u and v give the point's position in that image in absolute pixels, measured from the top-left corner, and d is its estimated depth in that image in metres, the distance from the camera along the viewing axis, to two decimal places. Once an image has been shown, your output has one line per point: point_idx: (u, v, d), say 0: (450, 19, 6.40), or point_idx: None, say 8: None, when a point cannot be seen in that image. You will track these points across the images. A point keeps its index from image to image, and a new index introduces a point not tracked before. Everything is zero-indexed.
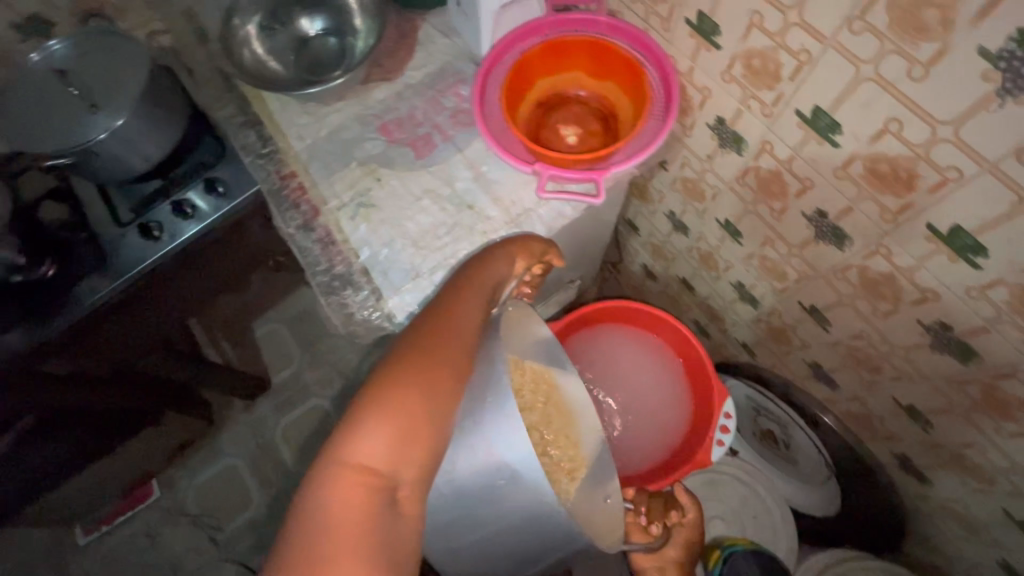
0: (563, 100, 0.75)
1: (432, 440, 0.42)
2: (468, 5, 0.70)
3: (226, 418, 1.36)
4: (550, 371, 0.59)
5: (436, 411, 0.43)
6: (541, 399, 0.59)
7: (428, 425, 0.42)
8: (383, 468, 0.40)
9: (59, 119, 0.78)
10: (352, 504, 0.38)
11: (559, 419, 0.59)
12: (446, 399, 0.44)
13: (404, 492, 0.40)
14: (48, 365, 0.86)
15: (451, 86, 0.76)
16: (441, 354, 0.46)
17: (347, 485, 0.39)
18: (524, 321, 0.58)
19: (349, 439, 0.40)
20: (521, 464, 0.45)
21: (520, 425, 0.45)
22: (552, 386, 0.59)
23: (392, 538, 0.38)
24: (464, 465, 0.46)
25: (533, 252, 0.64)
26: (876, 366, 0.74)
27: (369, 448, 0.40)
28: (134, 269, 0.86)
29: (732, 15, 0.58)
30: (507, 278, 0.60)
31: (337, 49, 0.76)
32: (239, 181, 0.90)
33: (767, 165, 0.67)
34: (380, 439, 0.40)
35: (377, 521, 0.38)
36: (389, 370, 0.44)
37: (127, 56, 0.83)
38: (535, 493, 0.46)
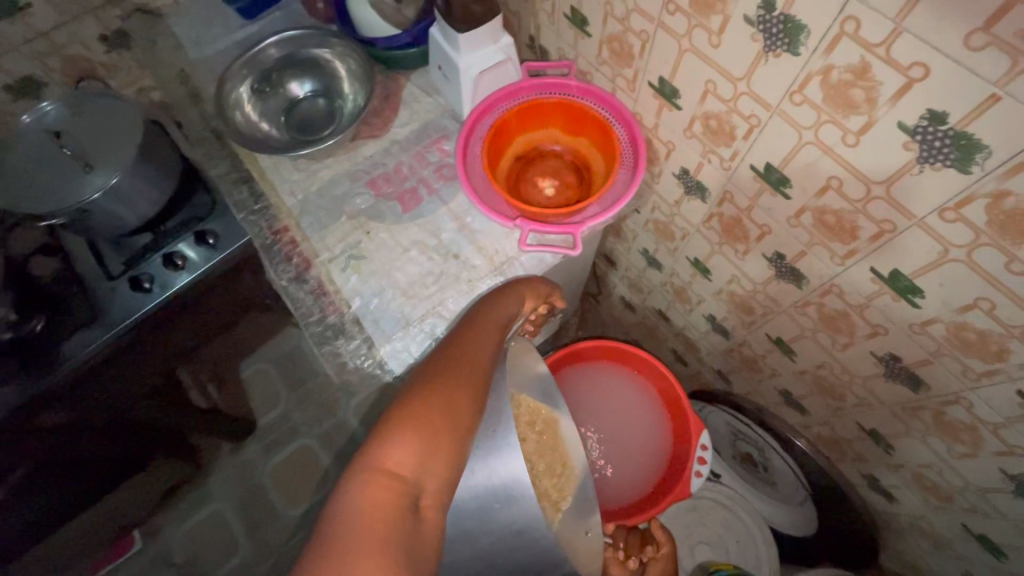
0: (540, 154, 0.81)
1: (452, 455, 0.46)
2: (449, 70, 0.76)
3: (213, 462, 1.35)
4: (549, 410, 0.63)
5: (457, 427, 0.47)
6: (535, 430, 0.61)
7: (450, 440, 0.46)
8: (408, 476, 0.43)
9: (56, 181, 0.81)
10: (380, 504, 0.40)
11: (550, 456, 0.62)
12: (466, 419, 0.48)
13: (426, 501, 0.43)
14: (37, 420, 0.87)
15: (435, 141, 0.81)
16: (460, 380, 0.50)
17: (376, 487, 0.41)
18: (527, 360, 0.63)
19: (381, 447, 0.44)
20: (518, 483, 0.52)
21: (518, 448, 0.53)
22: (553, 421, 0.62)
23: (413, 542, 0.40)
24: (465, 488, 0.52)
25: (541, 293, 0.70)
26: (839, 393, 0.79)
27: (397, 453, 0.43)
28: (125, 321, 0.88)
29: (689, 82, 0.64)
30: (518, 314, 0.65)
31: (327, 110, 0.82)
32: (231, 232, 0.93)
33: (729, 212, 0.73)
34: (408, 447, 0.44)
35: (402, 524, 0.40)
36: (417, 390, 0.48)
37: (121, 118, 0.86)
38: (528, 508, 0.53)
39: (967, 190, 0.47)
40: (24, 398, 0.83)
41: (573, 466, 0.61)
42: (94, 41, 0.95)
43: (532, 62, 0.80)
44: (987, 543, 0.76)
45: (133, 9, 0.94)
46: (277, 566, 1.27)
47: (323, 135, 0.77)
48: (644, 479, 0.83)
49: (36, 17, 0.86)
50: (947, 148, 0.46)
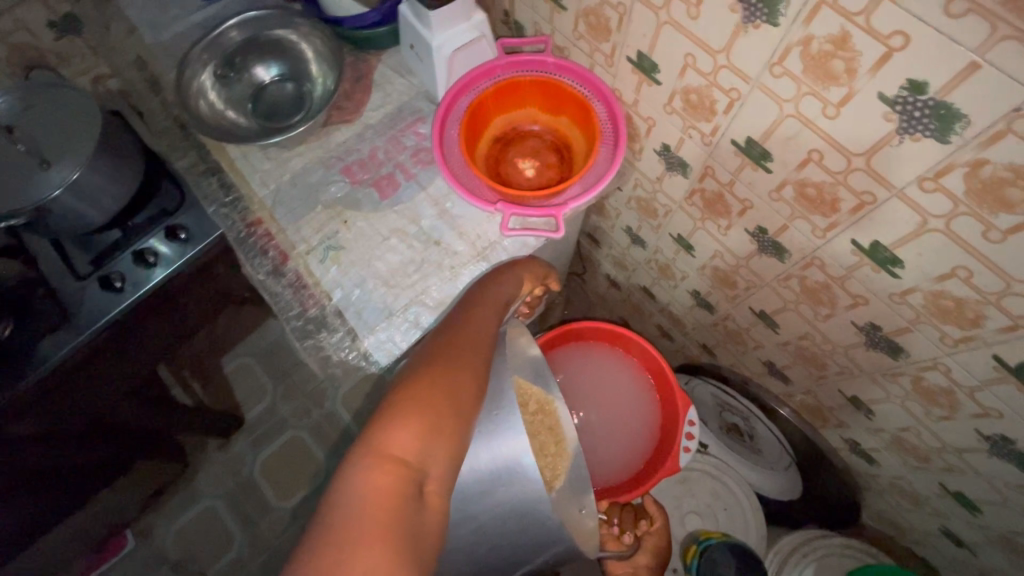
0: (519, 135, 0.79)
1: (456, 438, 0.45)
2: (422, 49, 0.73)
3: (201, 459, 1.35)
4: (541, 391, 0.62)
5: (459, 411, 0.47)
6: (529, 412, 0.61)
7: (454, 424, 0.46)
8: (413, 460, 0.43)
9: (9, 178, 0.77)
10: (384, 488, 0.40)
11: (542, 435, 0.63)
12: (469, 401, 0.48)
13: (431, 486, 0.42)
14: (15, 428, 0.85)
15: (411, 125, 0.79)
16: (459, 364, 0.50)
17: (381, 473, 0.41)
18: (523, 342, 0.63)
19: (384, 431, 0.43)
20: (523, 465, 0.53)
21: (522, 430, 0.53)
22: (547, 401, 0.62)
23: (418, 527, 0.40)
24: (468, 470, 0.52)
25: (537, 276, 0.70)
26: (821, 363, 0.81)
27: (400, 438, 0.43)
28: (98, 322, 0.85)
29: (668, 55, 0.63)
30: (515, 297, 0.65)
31: (295, 94, 0.79)
32: (204, 226, 0.90)
33: (711, 187, 0.73)
34: (412, 430, 0.44)
35: (407, 508, 0.40)
36: (416, 375, 0.48)
37: (75, 108, 0.82)
38: (532, 488, 0.53)
39: (946, 160, 0.47)
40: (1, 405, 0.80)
41: (566, 444, 0.61)
42: (41, 27, 0.89)
43: (507, 39, 0.77)
44: (962, 499, 0.79)
45: None
46: (273, 557, 1.28)
47: (293, 122, 0.74)
48: (639, 451, 0.84)
49: None
50: (927, 118, 0.46)
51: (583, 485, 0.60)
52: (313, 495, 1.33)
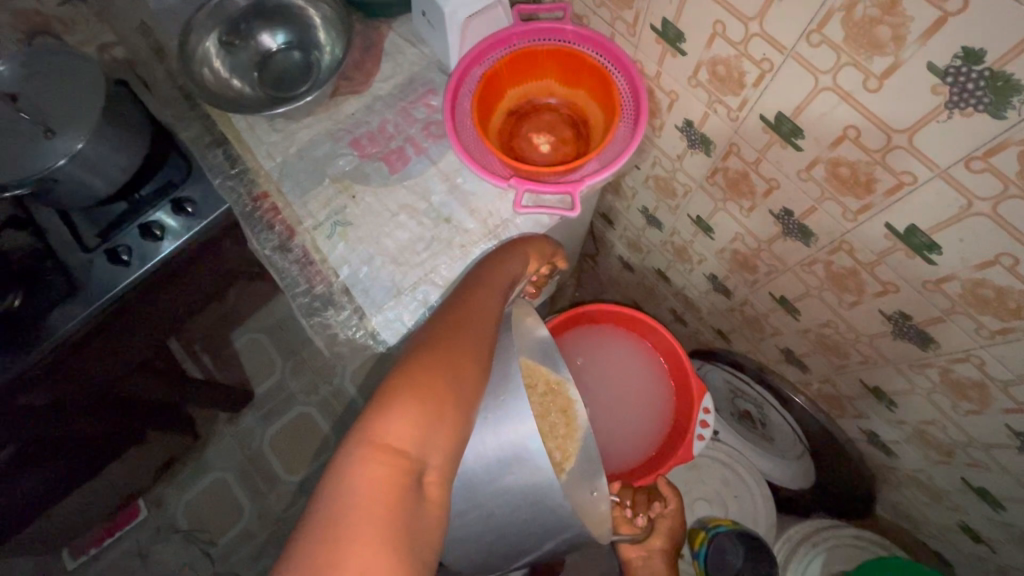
0: (534, 108, 0.74)
1: (457, 426, 0.44)
2: (434, 16, 0.70)
3: (211, 432, 1.36)
4: (549, 371, 0.62)
5: (460, 397, 0.45)
6: (539, 391, 0.62)
7: (455, 411, 0.44)
8: (411, 450, 0.41)
9: (14, 146, 0.75)
10: (380, 481, 0.38)
11: (555, 414, 0.62)
12: (471, 387, 0.46)
13: (431, 476, 0.41)
14: (24, 399, 0.85)
15: (422, 96, 0.76)
16: (462, 347, 0.48)
17: (376, 464, 0.39)
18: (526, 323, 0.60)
19: (380, 419, 0.41)
20: (532, 451, 0.51)
21: (530, 415, 0.51)
22: (556, 382, 0.62)
23: (415, 521, 0.39)
24: (474, 456, 0.51)
25: (543, 254, 0.68)
26: (842, 351, 0.78)
27: (398, 426, 0.41)
28: (106, 295, 0.84)
29: (695, 23, 0.59)
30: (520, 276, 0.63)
31: (303, 63, 0.75)
32: (210, 199, 0.88)
33: (735, 166, 0.69)
34: (409, 418, 0.42)
35: (405, 502, 0.39)
36: (416, 357, 0.46)
37: (79, 76, 0.79)
38: (541, 475, 0.51)
39: (999, 137, 0.43)
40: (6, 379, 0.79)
41: (576, 425, 0.61)
42: None
43: (524, 6, 0.73)
44: (985, 495, 0.77)
45: None
46: (282, 530, 1.30)
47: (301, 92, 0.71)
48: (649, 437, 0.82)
49: None
50: (981, 91, 0.42)
51: (595, 469, 0.58)
52: (321, 471, 1.34)
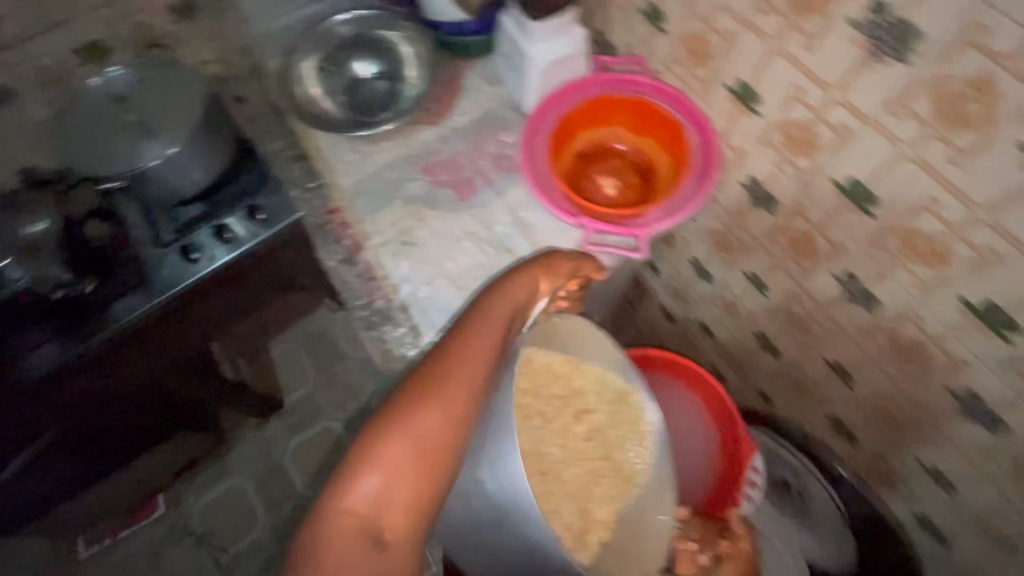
0: (602, 152, 0.77)
1: (421, 487, 0.47)
2: (516, 59, 0.74)
3: (236, 436, 1.37)
4: (617, 382, 0.71)
5: (425, 459, 0.47)
6: (607, 399, 0.71)
7: (419, 471, 0.47)
8: (373, 512, 0.45)
9: (115, 141, 0.83)
10: (344, 541, 0.44)
11: (627, 419, 0.72)
12: (439, 447, 0.48)
13: (392, 536, 0.45)
14: (75, 382, 0.89)
15: (494, 132, 0.79)
16: (434, 405, 0.49)
17: (341, 526, 0.45)
18: (585, 334, 0.68)
19: (346, 483, 0.46)
20: (523, 497, 0.51)
21: (519, 460, 0.51)
22: (625, 392, 0.71)
23: (378, 574, 0.44)
24: (473, 491, 0.54)
25: (562, 272, 0.63)
26: (899, 425, 0.75)
27: (361, 492, 0.45)
28: (170, 291, 0.88)
29: (773, 87, 0.61)
30: (529, 303, 0.61)
31: (386, 92, 0.80)
32: (281, 209, 0.91)
33: (799, 226, 0.70)
34: (372, 483, 0.46)
35: (366, 559, 0.44)
36: (387, 415, 0.49)
37: (184, 86, 0.87)
38: (534, 521, 0.52)
39: None
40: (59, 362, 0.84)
41: (644, 433, 0.72)
42: (161, 10, 0.95)
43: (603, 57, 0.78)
44: None
45: None
46: None
47: (379, 117, 0.79)
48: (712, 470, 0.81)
49: None
50: None
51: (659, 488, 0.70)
52: None
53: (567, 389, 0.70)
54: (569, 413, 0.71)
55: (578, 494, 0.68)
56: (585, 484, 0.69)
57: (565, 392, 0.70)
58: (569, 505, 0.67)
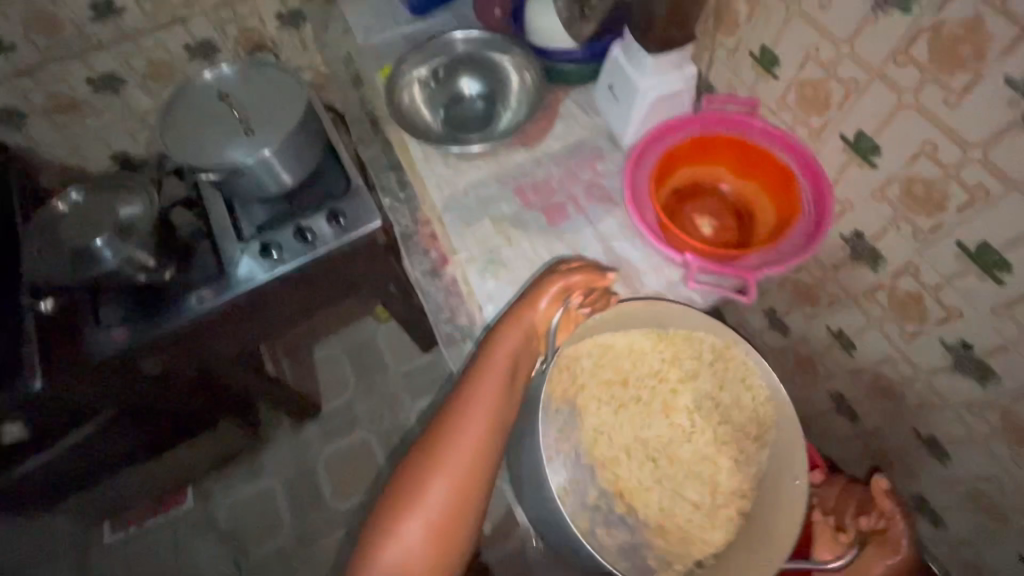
0: (702, 190, 0.75)
1: (438, 537, 0.55)
2: (623, 91, 0.74)
3: (271, 437, 1.36)
4: (715, 339, 0.67)
5: (434, 514, 0.55)
6: (708, 361, 0.68)
7: (433, 521, 0.55)
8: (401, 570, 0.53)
9: (216, 135, 0.84)
10: None
11: (734, 372, 0.67)
12: (442, 499, 0.56)
13: None
14: (140, 366, 0.90)
15: (589, 161, 0.79)
16: (437, 466, 0.57)
17: None
18: (669, 308, 0.66)
19: (372, 547, 0.55)
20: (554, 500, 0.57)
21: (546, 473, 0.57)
22: (721, 347, 0.67)
23: None
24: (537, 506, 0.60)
25: (573, 288, 0.65)
26: (1001, 512, 0.70)
27: (386, 555, 0.54)
28: (244, 286, 0.88)
29: (900, 140, 0.60)
30: (529, 338, 0.64)
31: (484, 113, 0.81)
32: (363, 216, 0.92)
33: (907, 287, 0.67)
34: (397, 542, 0.54)
35: None
36: (399, 483, 0.58)
37: (285, 89, 0.89)
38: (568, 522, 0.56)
39: None
40: (129, 346, 0.84)
41: (753, 384, 0.65)
42: (271, 17, 0.99)
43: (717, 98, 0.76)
44: None
45: None
46: (317, 558, 1.25)
47: (471, 138, 0.78)
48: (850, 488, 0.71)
49: None
50: None
51: (788, 453, 0.63)
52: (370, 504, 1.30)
53: (665, 359, 0.70)
54: (664, 388, 0.71)
55: (695, 465, 0.69)
56: (704, 453, 0.69)
57: (665, 365, 0.70)
58: (690, 482, 0.69)
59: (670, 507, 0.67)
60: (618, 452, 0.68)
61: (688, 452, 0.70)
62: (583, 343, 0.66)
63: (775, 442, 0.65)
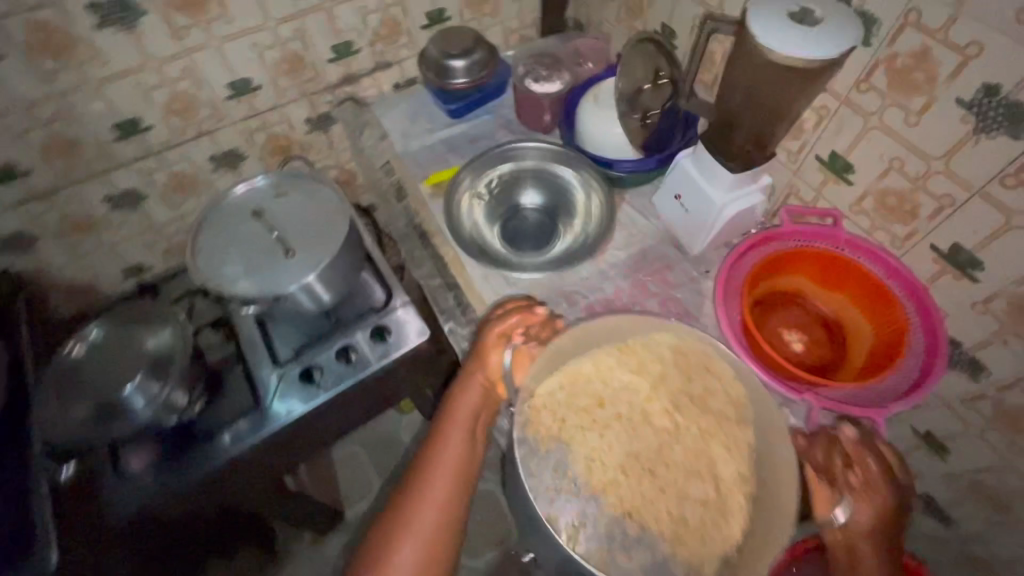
0: (789, 305, 0.71)
1: None
2: (693, 205, 0.71)
3: (291, 553, 1.23)
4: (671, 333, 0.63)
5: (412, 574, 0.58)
6: (678, 359, 0.62)
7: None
8: None
9: (252, 261, 0.78)
10: None
11: (696, 357, 0.62)
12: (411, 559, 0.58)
13: None
14: (167, 514, 0.82)
15: (658, 272, 0.75)
16: (405, 525, 0.60)
17: None
18: (607, 318, 0.63)
19: None
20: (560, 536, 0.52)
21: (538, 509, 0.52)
22: (680, 341, 0.63)
23: None
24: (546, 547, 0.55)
25: (508, 332, 0.65)
26: None
27: None
28: (285, 419, 0.80)
29: (1007, 260, 0.57)
30: (486, 386, 0.65)
31: (540, 229, 0.77)
32: (409, 330, 0.86)
33: (1016, 399, 0.64)
34: None
35: None
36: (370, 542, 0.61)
37: (323, 204, 0.84)
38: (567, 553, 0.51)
39: None
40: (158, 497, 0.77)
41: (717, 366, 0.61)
42: (300, 122, 0.96)
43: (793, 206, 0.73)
44: None
45: (344, 97, 0.96)
46: None
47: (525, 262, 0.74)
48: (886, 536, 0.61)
49: (260, 96, 0.88)
50: None
51: (771, 423, 0.56)
52: None
53: (632, 368, 0.63)
54: (644, 394, 0.62)
55: (694, 463, 0.59)
56: (695, 450, 0.60)
57: (634, 375, 0.62)
58: (691, 480, 0.58)
59: (680, 513, 0.57)
60: (614, 472, 0.58)
61: (680, 454, 0.60)
62: (552, 377, 0.61)
63: (758, 416, 0.58)
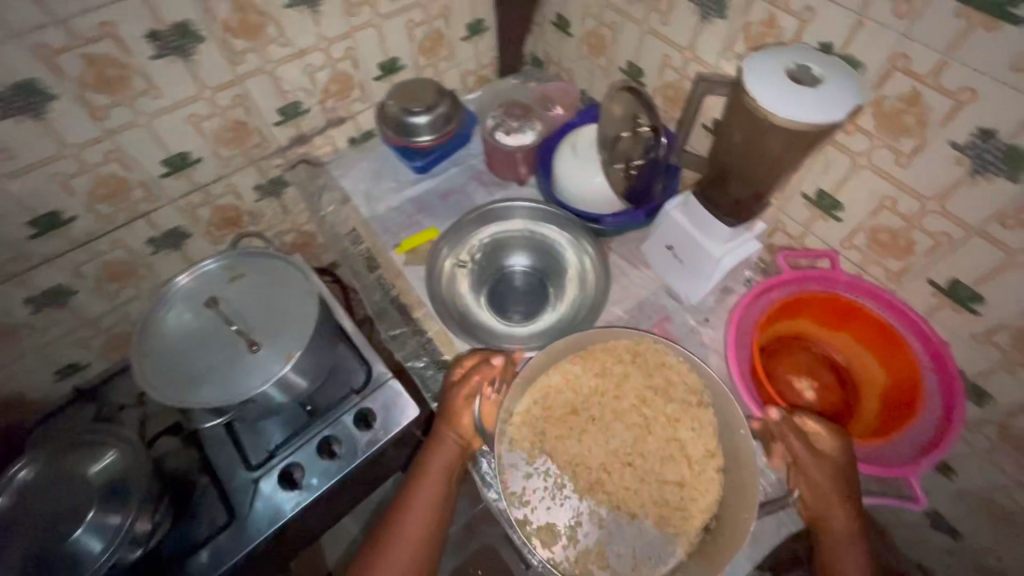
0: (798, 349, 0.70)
1: None
2: (686, 255, 0.69)
3: None
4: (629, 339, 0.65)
5: None
6: (640, 358, 0.65)
7: None
8: None
9: (212, 360, 0.70)
10: None
11: (662, 364, 0.64)
12: None
13: None
14: None
15: (657, 326, 0.72)
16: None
17: None
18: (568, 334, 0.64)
19: None
20: None
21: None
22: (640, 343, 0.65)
23: None
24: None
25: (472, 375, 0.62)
26: None
27: None
28: (271, 528, 0.72)
29: (1008, 295, 0.56)
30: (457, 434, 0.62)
31: (531, 294, 0.73)
32: (394, 409, 0.78)
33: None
34: None
35: None
36: None
37: (285, 284, 0.76)
38: None
39: None
40: None
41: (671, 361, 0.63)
42: (249, 190, 0.87)
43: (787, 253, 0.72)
44: None
45: (296, 159, 0.88)
46: None
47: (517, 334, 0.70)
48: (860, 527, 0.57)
49: (200, 170, 0.79)
50: None
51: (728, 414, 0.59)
52: None
53: (596, 373, 0.65)
54: (620, 401, 0.65)
55: (665, 449, 0.62)
56: (663, 436, 0.63)
57: (599, 379, 0.65)
58: (666, 464, 0.61)
59: (660, 494, 0.60)
60: (598, 471, 0.61)
61: (652, 443, 0.63)
62: (525, 395, 0.63)
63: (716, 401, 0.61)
